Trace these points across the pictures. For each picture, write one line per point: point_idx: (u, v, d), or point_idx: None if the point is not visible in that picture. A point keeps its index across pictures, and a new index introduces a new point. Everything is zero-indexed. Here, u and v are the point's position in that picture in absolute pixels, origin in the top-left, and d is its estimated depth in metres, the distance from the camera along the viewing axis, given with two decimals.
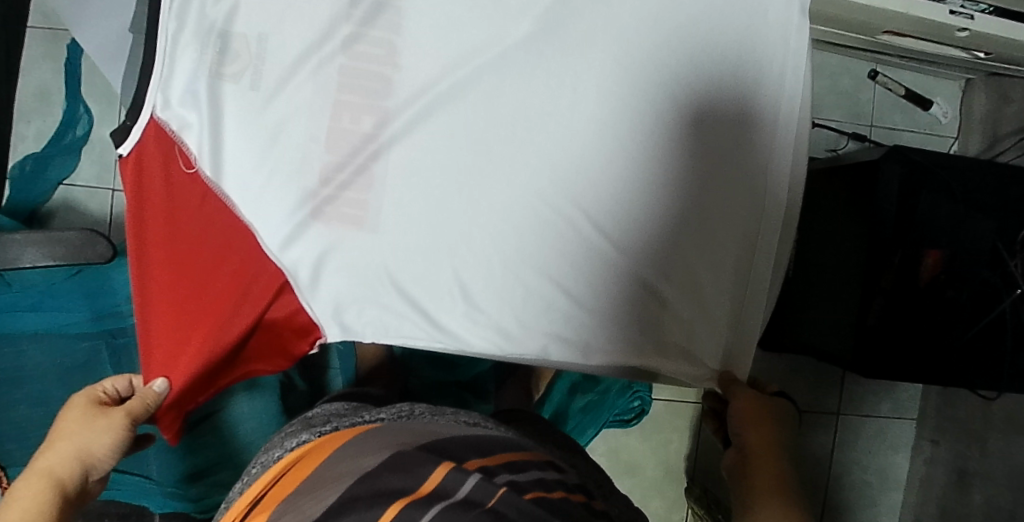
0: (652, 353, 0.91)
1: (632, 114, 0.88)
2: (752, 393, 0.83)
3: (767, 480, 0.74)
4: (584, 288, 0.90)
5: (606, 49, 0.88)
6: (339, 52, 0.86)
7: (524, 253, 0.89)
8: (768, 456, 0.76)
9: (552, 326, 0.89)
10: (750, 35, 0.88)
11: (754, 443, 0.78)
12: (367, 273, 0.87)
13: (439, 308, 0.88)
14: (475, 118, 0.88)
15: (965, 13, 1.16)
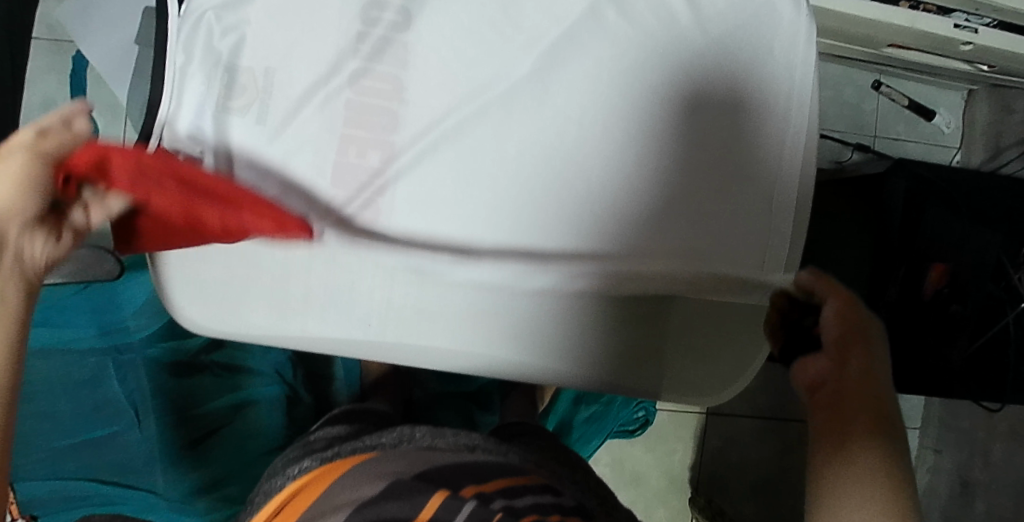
0: (642, 370, 0.83)
1: (646, 143, 0.80)
2: (849, 299, 0.68)
3: (856, 445, 0.57)
4: (576, 322, 0.81)
5: (622, 73, 0.80)
6: (346, 87, 0.76)
7: (516, 291, 0.79)
8: (865, 413, 0.59)
9: (533, 346, 0.80)
10: (761, 53, 0.82)
11: (848, 400, 0.60)
12: (334, 290, 0.78)
13: (412, 330, 0.78)
14: (488, 152, 0.78)
15: (969, 27, 1.17)
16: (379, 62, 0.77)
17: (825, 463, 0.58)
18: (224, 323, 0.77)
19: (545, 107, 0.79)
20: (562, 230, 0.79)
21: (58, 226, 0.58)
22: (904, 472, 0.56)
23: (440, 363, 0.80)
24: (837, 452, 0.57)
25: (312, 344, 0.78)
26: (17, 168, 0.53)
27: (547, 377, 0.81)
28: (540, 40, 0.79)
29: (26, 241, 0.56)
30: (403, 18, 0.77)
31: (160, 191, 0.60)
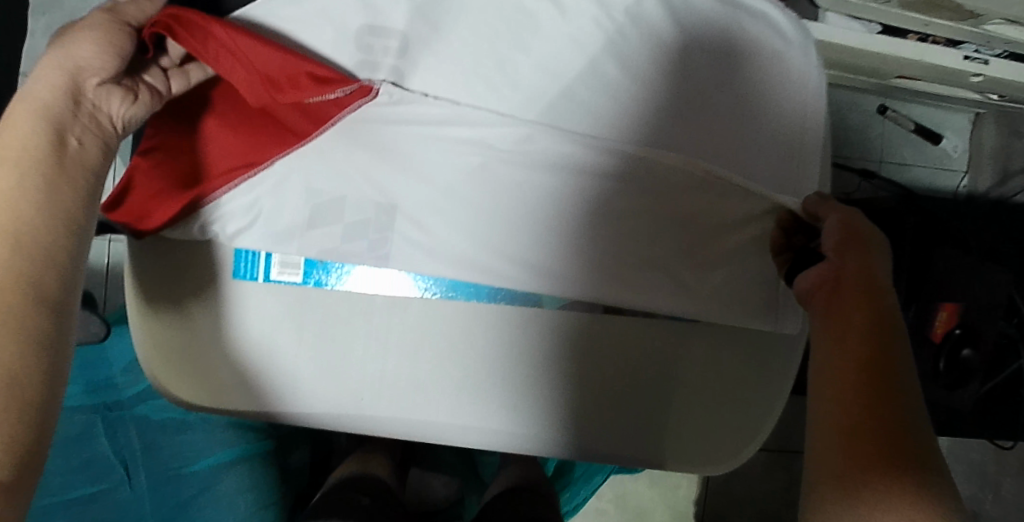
0: (645, 438, 0.77)
1: (651, 193, 0.74)
2: (846, 211, 0.67)
3: (854, 363, 0.56)
4: (568, 385, 0.76)
5: (627, 125, 0.73)
6: (339, 146, 0.71)
7: (501, 350, 0.75)
8: (866, 334, 0.57)
9: (523, 409, 0.76)
10: (775, 94, 0.77)
11: (848, 318, 0.59)
12: (317, 356, 0.74)
13: (398, 396, 0.75)
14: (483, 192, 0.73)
15: (978, 59, 1.13)
16: (368, 121, 0.71)
17: (826, 376, 0.57)
18: (224, 392, 0.76)
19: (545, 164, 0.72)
20: (574, 278, 0.74)
21: (137, 86, 0.65)
22: (903, 392, 0.54)
23: (425, 429, 0.76)
24: (840, 364, 0.56)
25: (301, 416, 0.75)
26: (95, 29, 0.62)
27: (553, 450, 0.77)
28: (542, 94, 0.72)
29: (104, 96, 0.62)
30: (394, 80, 0.69)
31: (237, 48, 0.64)
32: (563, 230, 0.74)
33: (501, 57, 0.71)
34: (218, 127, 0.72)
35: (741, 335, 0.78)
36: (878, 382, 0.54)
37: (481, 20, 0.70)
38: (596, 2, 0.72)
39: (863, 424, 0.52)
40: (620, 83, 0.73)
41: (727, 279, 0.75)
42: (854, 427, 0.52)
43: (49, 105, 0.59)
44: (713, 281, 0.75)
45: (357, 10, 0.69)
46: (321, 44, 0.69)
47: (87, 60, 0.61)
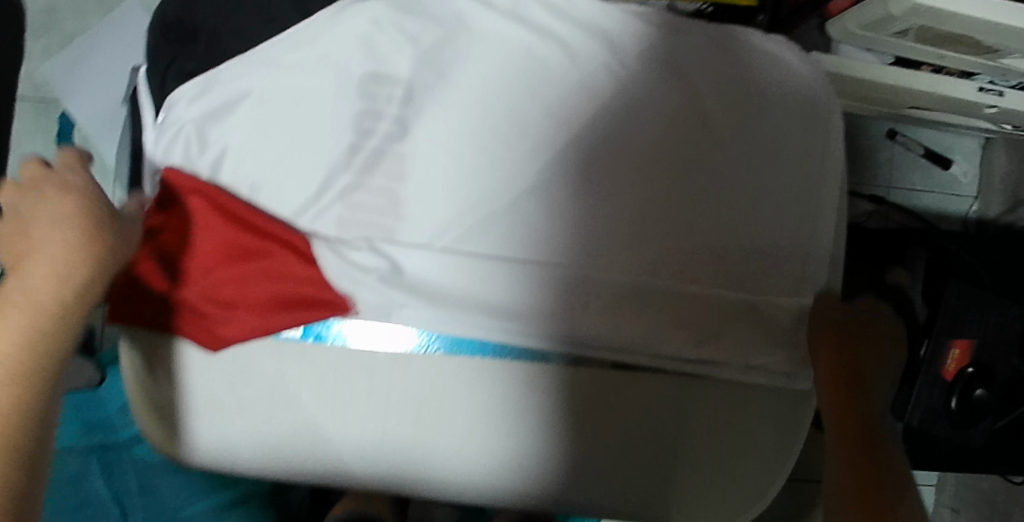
0: (657, 494, 0.76)
1: (664, 246, 0.71)
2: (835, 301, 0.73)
3: (845, 413, 0.65)
4: (575, 439, 0.74)
5: (636, 174, 0.70)
6: (336, 203, 0.68)
7: (504, 405, 0.72)
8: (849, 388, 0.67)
9: (527, 465, 0.73)
10: (794, 141, 0.74)
11: (839, 372, 0.68)
12: (319, 412, 0.72)
13: (400, 450, 0.73)
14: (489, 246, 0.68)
15: (994, 89, 1.09)
16: (372, 176, 0.68)
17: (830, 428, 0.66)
18: (223, 450, 0.73)
19: (558, 218, 0.69)
20: (585, 333, 0.70)
21: None
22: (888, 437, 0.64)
23: (427, 483, 0.74)
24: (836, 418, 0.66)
25: (302, 472, 0.73)
26: (96, 220, 0.62)
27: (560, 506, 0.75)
28: (552, 142, 0.69)
29: None
30: (399, 128, 0.68)
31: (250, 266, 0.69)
32: (573, 286, 0.70)
33: (510, 104, 0.68)
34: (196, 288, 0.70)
35: (755, 389, 0.75)
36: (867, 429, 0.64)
37: (487, 68, 0.68)
38: (607, 48, 0.70)
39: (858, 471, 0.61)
40: (631, 132, 0.70)
41: (739, 333, 0.73)
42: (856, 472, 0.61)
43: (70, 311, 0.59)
44: (722, 336, 0.73)
45: (359, 58, 0.67)
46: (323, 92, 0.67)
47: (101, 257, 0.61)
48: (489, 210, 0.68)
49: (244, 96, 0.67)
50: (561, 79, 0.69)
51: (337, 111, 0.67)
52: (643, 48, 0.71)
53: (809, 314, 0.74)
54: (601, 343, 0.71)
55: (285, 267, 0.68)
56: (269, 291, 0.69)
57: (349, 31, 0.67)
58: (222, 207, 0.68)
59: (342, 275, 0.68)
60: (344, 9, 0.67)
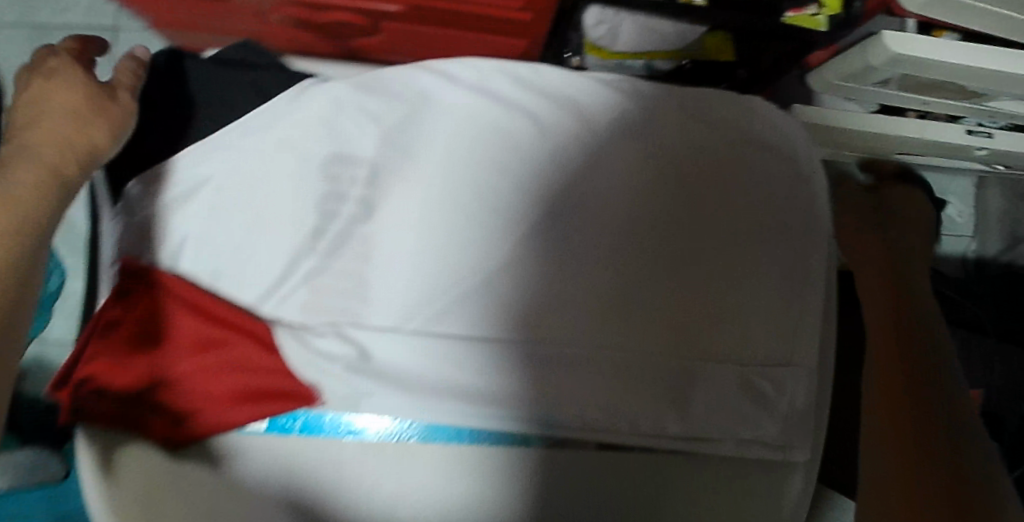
0: None
1: (641, 318, 0.67)
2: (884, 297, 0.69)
3: (893, 388, 0.61)
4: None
5: (610, 244, 0.67)
6: (300, 287, 0.66)
7: (478, 495, 0.67)
8: (899, 366, 0.62)
9: None
10: (776, 204, 0.71)
11: (888, 357, 0.64)
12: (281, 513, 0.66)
13: None
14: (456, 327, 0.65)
15: (983, 131, 1.06)
16: (337, 259, 0.66)
17: (874, 421, 0.60)
18: None
19: (530, 293, 0.66)
20: (566, 413, 0.66)
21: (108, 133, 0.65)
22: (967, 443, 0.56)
23: None
24: (880, 397, 0.61)
25: None
26: (83, 98, 0.61)
27: None
28: (521, 216, 0.66)
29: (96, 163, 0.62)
30: (363, 209, 0.66)
31: (222, 357, 0.66)
32: (551, 365, 0.66)
33: (477, 179, 0.66)
34: (162, 379, 0.66)
35: (750, 466, 0.70)
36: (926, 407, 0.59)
37: (451, 143, 0.66)
38: (573, 117, 0.68)
39: (909, 462, 0.55)
40: (604, 202, 0.67)
41: (729, 406, 0.69)
42: (906, 466, 0.55)
43: (52, 172, 0.56)
44: (711, 410, 0.68)
45: (323, 140, 0.66)
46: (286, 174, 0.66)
47: (83, 124, 0.60)
48: (461, 289, 0.65)
49: (206, 183, 0.66)
50: (529, 150, 0.67)
51: (300, 193, 0.66)
52: (612, 114, 0.69)
53: (800, 384, 0.70)
54: (583, 424, 0.67)
55: (247, 358, 0.66)
56: (231, 385, 0.66)
57: (313, 113, 0.66)
58: (181, 296, 0.66)
59: (307, 363, 0.65)
60: (309, 93, 0.67)
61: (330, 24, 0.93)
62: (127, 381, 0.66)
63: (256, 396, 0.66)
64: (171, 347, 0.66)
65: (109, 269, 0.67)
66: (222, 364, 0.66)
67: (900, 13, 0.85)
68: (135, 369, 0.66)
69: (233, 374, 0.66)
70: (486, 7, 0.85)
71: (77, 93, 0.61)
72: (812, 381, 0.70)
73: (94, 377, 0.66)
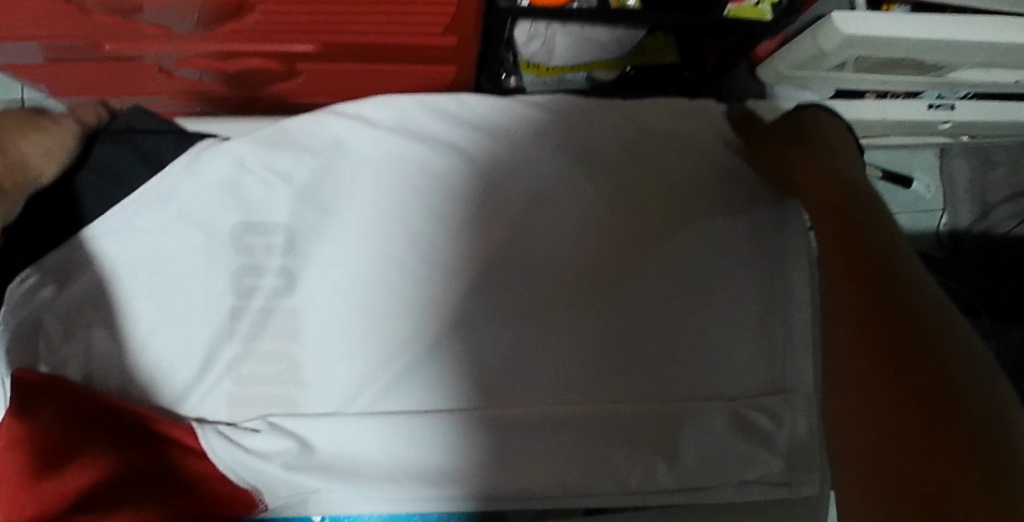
0: None
1: (607, 361, 0.61)
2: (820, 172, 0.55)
3: (846, 316, 0.47)
4: None
5: (565, 284, 0.61)
6: (225, 377, 0.58)
7: None
8: (851, 287, 0.48)
9: None
10: (753, 214, 0.63)
11: (840, 253, 0.50)
12: None
13: None
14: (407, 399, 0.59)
15: (945, 104, 1.00)
16: (263, 340, 0.58)
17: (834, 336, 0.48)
18: None
19: (484, 353, 0.60)
20: (545, 483, 0.59)
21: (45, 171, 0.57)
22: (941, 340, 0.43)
23: None
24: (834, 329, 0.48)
25: None
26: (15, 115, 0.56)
27: None
28: (463, 268, 0.60)
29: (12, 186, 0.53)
30: (285, 281, 0.59)
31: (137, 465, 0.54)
32: (520, 430, 0.59)
33: (411, 232, 0.59)
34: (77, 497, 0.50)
35: (756, 510, 0.63)
36: (892, 341, 0.44)
37: (376, 194, 0.59)
38: (511, 145, 0.61)
39: (875, 424, 0.42)
40: (554, 240, 0.61)
41: (725, 448, 0.61)
42: (874, 430, 0.42)
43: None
44: (704, 455, 0.60)
45: (228, 207, 0.59)
46: (193, 253, 0.58)
47: (15, 132, 0.54)
48: (408, 357, 0.59)
49: (104, 273, 0.57)
50: (463, 192, 0.60)
51: (212, 272, 0.58)
52: (548, 140, 0.62)
53: (801, 411, 0.62)
54: (566, 493, 0.59)
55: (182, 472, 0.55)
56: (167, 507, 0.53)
57: (210, 177, 0.58)
58: (95, 407, 0.55)
59: (239, 466, 0.56)
60: (202, 152, 0.58)
61: (243, 76, 0.85)
62: (41, 509, 0.47)
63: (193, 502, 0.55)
64: (74, 459, 0.51)
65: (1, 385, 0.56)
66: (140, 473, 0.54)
67: None
68: (48, 494, 0.48)
69: (157, 484, 0.54)
70: (406, 37, 0.78)
71: (23, 111, 0.57)
72: (813, 406, 0.62)
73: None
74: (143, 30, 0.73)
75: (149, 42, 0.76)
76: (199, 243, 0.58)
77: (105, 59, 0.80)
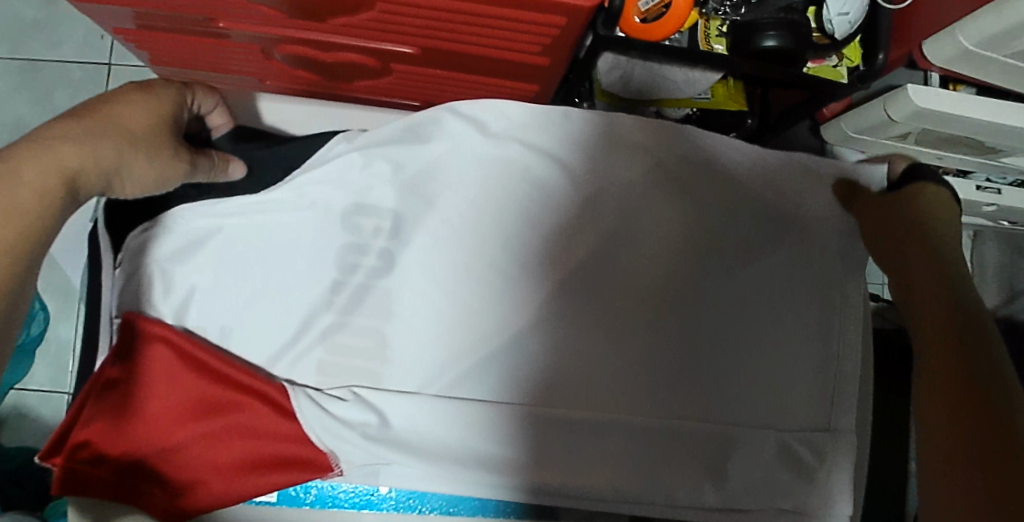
0: None
1: (663, 380, 0.65)
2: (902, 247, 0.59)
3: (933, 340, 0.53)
4: None
5: (631, 303, 0.65)
6: (317, 345, 0.62)
7: None
8: (935, 320, 0.54)
9: None
10: (827, 255, 0.66)
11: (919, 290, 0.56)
12: None
13: None
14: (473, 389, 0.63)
15: (991, 187, 1.02)
16: (357, 315, 0.62)
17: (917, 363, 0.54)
18: None
19: (552, 352, 0.64)
20: (600, 486, 0.62)
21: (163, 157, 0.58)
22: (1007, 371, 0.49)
23: None
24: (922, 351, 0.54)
25: None
26: (163, 138, 0.55)
27: None
28: (549, 271, 0.65)
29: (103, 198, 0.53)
30: (384, 263, 0.63)
31: (222, 409, 0.59)
32: (580, 432, 0.62)
33: (506, 234, 0.64)
34: (167, 430, 0.58)
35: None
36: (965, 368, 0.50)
37: (483, 192, 0.63)
38: (604, 166, 0.64)
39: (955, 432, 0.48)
40: (635, 258, 0.65)
41: (770, 478, 0.64)
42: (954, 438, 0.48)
43: (61, 170, 0.47)
44: (749, 481, 0.64)
45: (342, 188, 0.62)
46: (299, 234, 0.62)
47: (148, 162, 0.54)
48: (487, 350, 0.64)
49: (216, 244, 0.61)
50: (558, 201, 0.64)
51: (316, 251, 0.62)
52: (641, 162, 0.64)
53: (842, 451, 0.65)
54: (616, 498, 0.62)
55: (258, 423, 0.59)
56: (242, 450, 0.59)
57: (322, 175, 0.62)
58: (183, 354, 0.58)
59: (324, 432, 0.59)
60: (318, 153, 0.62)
61: (335, 66, 0.88)
62: (132, 449, 0.57)
63: (273, 446, 0.59)
64: (168, 400, 0.58)
65: (110, 325, 0.59)
66: (225, 418, 0.59)
67: (925, 64, 0.81)
68: (138, 435, 0.57)
69: (243, 429, 0.59)
70: (501, 49, 0.81)
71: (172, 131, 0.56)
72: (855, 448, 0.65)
73: (87, 446, 0.56)
74: (253, 10, 0.75)
75: (254, 22, 0.78)
76: (305, 227, 0.62)
77: (206, 32, 0.82)
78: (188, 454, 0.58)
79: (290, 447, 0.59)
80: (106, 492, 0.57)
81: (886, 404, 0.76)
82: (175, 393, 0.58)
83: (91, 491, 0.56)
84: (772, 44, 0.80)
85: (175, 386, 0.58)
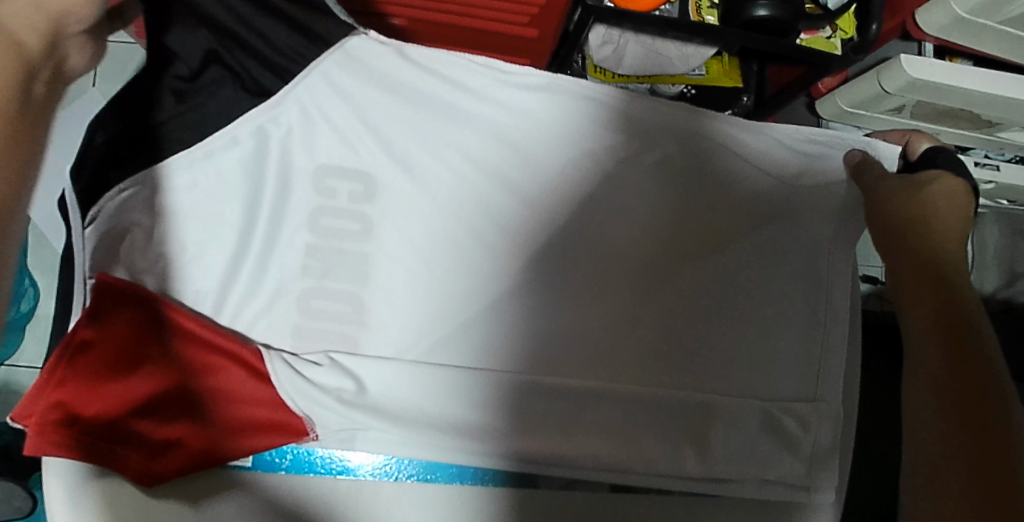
0: None
1: (636, 349, 0.65)
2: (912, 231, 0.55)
3: (939, 320, 0.53)
4: None
5: (609, 269, 0.65)
6: (293, 308, 0.64)
7: None
8: (939, 299, 0.53)
9: None
10: (829, 218, 0.63)
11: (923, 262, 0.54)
12: None
13: None
14: (448, 352, 0.64)
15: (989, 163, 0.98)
16: (333, 280, 0.64)
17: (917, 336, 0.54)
18: None
19: (526, 320, 0.65)
20: (579, 453, 0.60)
21: None
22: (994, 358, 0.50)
23: None
24: (928, 326, 0.53)
25: None
26: None
27: None
28: (527, 238, 0.65)
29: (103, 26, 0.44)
30: (362, 228, 0.64)
31: (201, 370, 0.59)
32: (556, 398, 0.62)
33: (485, 199, 0.64)
34: (146, 391, 0.57)
35: (774, 511, 0.64)
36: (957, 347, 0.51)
37: (466, 156, 0.63)
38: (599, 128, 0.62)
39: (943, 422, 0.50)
40: (614, 223, 0.65)
41: (753, 449, 0.63)
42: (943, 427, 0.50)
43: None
44: (733, 450, 0.62)
45: (317, 150, 0.61)
46: (271, 195, 0.62)
47: None
48: (464, 316, 0.65)
49: (185, 203, 0.60)
50: (544, 166, 0.63)
51: (291, 214, 0.63)
52: (626, 130, 0.62)
53: (826, 421, 0.63)
54: (594, 466, 0.61)
55: (236, 386, 0.60)
56: (221, 411, 0.59)
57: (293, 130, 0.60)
58: (166, 317, 0.59)
59: (296, 393, 0.58)
60: (293, 90, 0.58)
61: None
62: (110, 411, 0.56)
63: (253, 409, 0.59)
64: (148, 360, 0.58)
65: (83, 286, 0.57)
66: (204, 378, 0.59)
67: (918, 33, 0.80)
68: (116, 395, 0.56)
69: (222, 392, 0.59)
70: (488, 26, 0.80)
71: None
72: (839, 421, 0.64)
73: (57, 408, 0.54)
74: None
75: None
76: (277, 188, 0.62)
77: None
78: (166, 415, 0.58)
79: (270, 409, 0.59)
80: (82, 454, 0.54)
81: (874, 380, 0.74)
82: (155, 354, 0.58)
83: (62, 453, 0.54)
84: (763, 14, 0.77)
85: (154, 346, 0.58)
